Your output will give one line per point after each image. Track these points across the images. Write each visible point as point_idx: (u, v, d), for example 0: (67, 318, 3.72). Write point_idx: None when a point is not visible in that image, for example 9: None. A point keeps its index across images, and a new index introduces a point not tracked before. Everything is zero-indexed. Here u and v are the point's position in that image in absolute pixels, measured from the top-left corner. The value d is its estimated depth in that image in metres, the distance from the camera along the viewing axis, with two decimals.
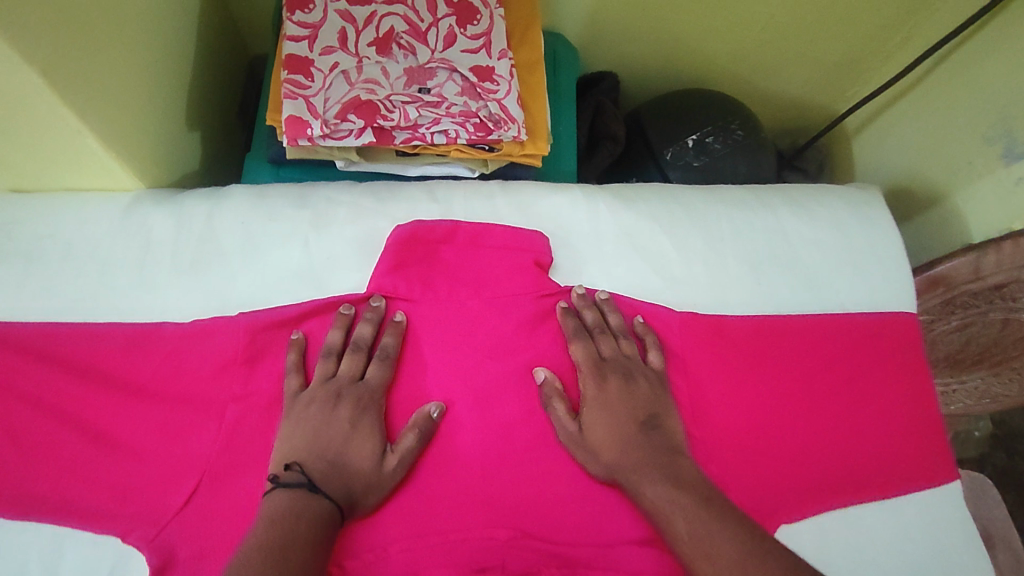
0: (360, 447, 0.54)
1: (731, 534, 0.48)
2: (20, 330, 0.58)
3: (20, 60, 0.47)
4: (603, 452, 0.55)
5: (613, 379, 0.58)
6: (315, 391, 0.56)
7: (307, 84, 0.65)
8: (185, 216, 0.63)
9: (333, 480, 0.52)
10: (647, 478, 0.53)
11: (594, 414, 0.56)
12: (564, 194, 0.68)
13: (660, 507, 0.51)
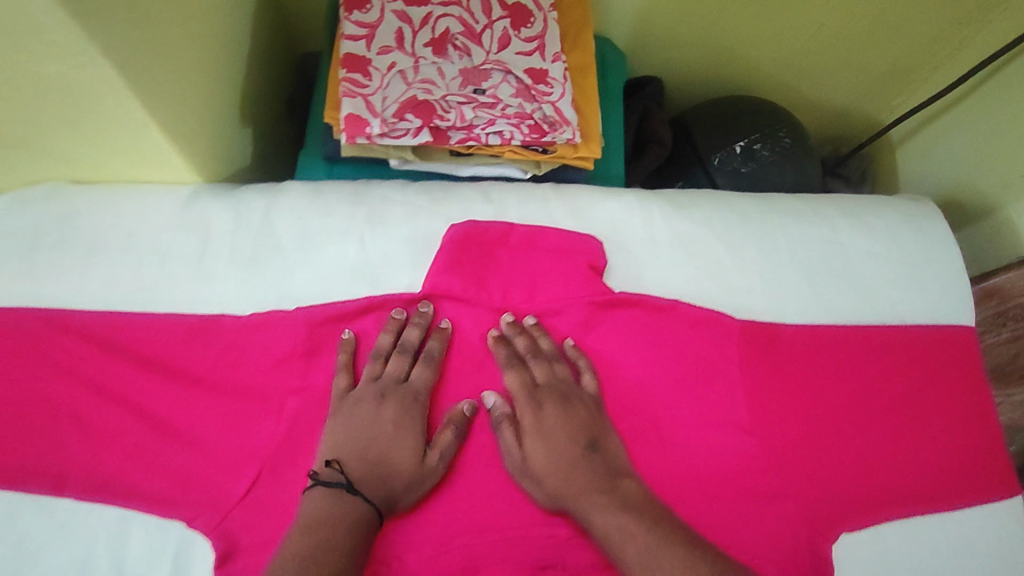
0: (401, 447, 0.55)
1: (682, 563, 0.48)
2: (85, 317, 0.59)
3: (98, 53, 0.49)
4: (544, 482, 0.54)
5: (550, 406, 0.57)
6: (360, 391, 0.57)
7: (365, 83, 0.65)
8: (243, 210, 0.64)
9: (371, 481, 0.53)
10: (593, 506, 0.52)
11: (533, 442, 0.56)
12: (619, 199, 0.68)
13: (613, 537, 0.51)
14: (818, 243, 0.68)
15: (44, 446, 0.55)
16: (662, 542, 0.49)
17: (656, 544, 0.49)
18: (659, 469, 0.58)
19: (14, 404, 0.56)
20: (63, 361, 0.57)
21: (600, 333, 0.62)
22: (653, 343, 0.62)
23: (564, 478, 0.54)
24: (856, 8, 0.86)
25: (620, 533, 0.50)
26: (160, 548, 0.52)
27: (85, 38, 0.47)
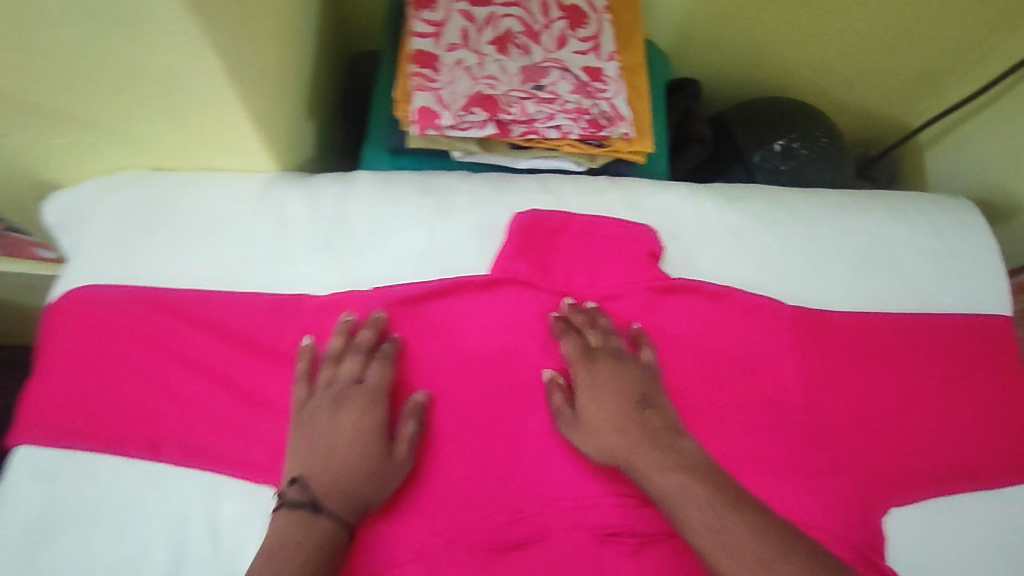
0: (363, 453, 0.56)
1: (739, 525, 0.49)
2: (176, 297, 0.64)
3: (209, 45, 0.52)
4: (600, 439, 0.57)
5: (607, 367, 0.60)
6: (318, 399, 0.58)
7: (435, 78, 0.69)
8: (318, 197, 0.68)
9: (333, 489, 0.54)
10: (648, 461, 0.54)
11: (591, 400, 0.59)
12: (672, 191, 0.72)
13: (669, 492, 0.52)
14: (864, 234, 0.72)
15: (146, 414, 0.61)
16: (720, 502, 0.51)
17: (714, 504, 0.51)
18: (716, 445, 0.61)
19: (118, 376, 0.62)
20: (160, 338, 0.63)
21: (657, 317, 0.66)
22: (707, 327, 0.66)
23: (620, 435, 0.56)
24: (890, 14, 0.89)
25: (677, 489, 0.52)
26: (251, 511, 0.58)
27: (200, 32, 0.51)
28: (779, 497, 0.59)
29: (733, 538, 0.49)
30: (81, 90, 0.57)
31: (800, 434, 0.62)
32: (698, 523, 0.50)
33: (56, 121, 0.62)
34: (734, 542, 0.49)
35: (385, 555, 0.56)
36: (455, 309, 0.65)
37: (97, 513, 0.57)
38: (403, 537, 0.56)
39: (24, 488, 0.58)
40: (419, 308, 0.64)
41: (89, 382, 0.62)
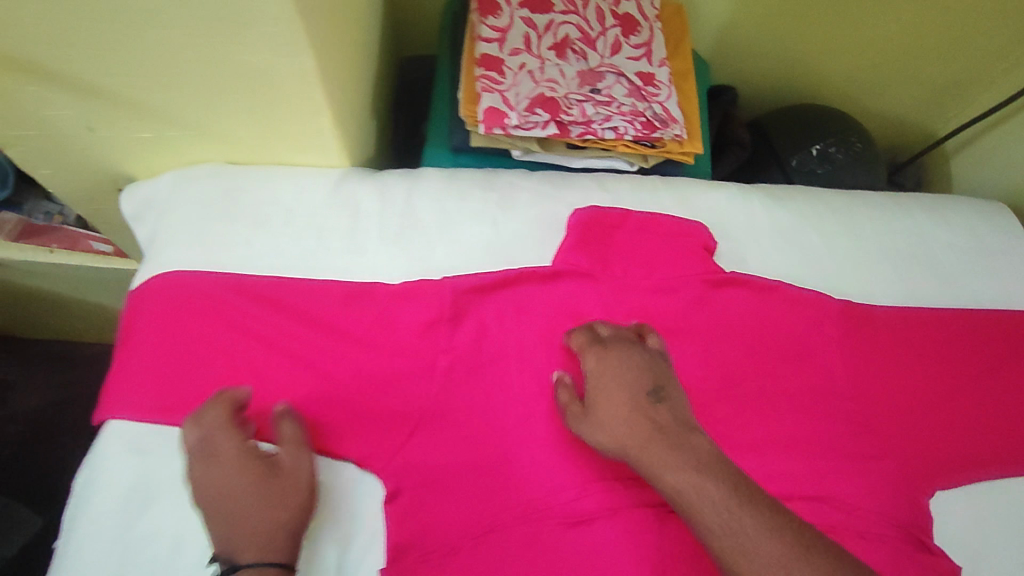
0: (269, 497, 0.55)
1: (756, 530, 0.47)
2: (256, 283, 0.68)
3: (305, 44, 0.56)
4: (611, 432, 0.56)
5: (620, 361, 0.60)
6: (199, 458, 0.56)
7: (500, 80, 0.73)
8: (388, 192, 0.72)
9: (252, 544, 0.53)
10: (659, 455, 0.52)
11: (603, 393, 0.58)
12: (722, 191, 0.76)
13: (678, 486, 0.50)
14: (903, 233, 0.76)
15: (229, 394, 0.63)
16: (735, 504, 0.48)
17: (730, 506, 0.48)
18: (769, 429, 0.64)
19: (202, 355, 0.65)
20: (240, 321, 0.66)
21: (712, 308, 0.69)
22: (759, 320, 0.69)
23: (631, 427, 0.55)
24: (921, 25, 0.93)
25: (689, 485, 0.50)
26: (334, 485, 0.61)
27: (300, 31, 0.55)
28: (829, 478, 0.62)
29: (752, 540, 0.47)
30: (178, 86, 0.62)
31: (848, 420, 0.66)
32: (714, 523, 0.48)
33: (152, 116, 0.67)
34: (752, 546, 0.46)
35: (463, 526, 0.60)
36: (520, 299, 0.68)
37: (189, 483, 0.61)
38: (477, 511, 0.60)
39: (117, 460, 0.61)
40: (486, 298, 0.68)
41: (173, 361, 0.65)
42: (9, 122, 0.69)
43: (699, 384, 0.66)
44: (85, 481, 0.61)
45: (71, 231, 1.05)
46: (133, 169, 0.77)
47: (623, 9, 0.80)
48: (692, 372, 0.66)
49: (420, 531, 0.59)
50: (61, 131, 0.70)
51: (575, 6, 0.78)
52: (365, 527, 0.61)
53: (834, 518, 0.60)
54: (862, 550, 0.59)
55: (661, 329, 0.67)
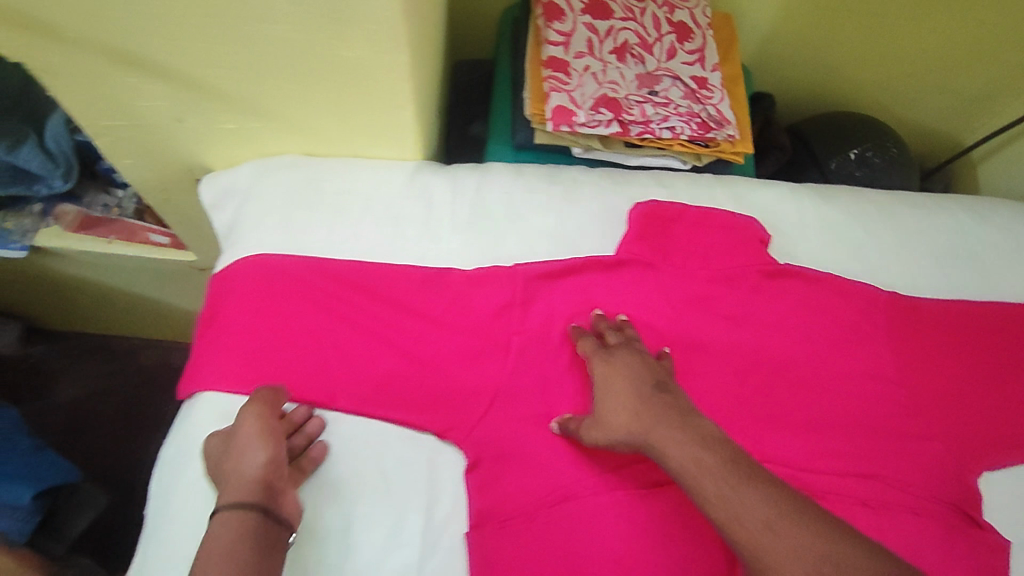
0: (245, 455, 0.59)
1: (747, 493, 0.50)
2: (338, 265, 0.71)
3: (405, 46, 0.61)
4: (617, 426, 0.59)
5: (624, 361, 0.63)
6: (210, 444, 0.62)
7: (567, 81, 0.77)
8: (460, 184, 0.77)
9: (233, 495, 0.57)
10: (659, 438, 0.56)
11: (609, 392, 0.62)
12: (773, 189, 0.80)
13: (681, 462, 0.53)
14: (944, 232, 0.81)
15: (315, 371, 0.67)
16: (728, 472, 0.51)
17: (724, 474, 0.51)
18: (825, 411, 0.68)
19: (289, 333, 0.68)
20: (322, 302, 0.70)
21: (767, 299, 0.72)
22: (813, 310, 0.72)
23: (635, 419, 0.58)
24: (956, 37, 0.98)
25: (687, 460, 0.53)
26: (417, 456, 0.65)
27: (403, 33, 0.59)
28: (882, 458, 0.66)
29: (742, 501, 0.49)
30: (275, 81, 0.66)
31: (899, 404, 0.69)
32: (709, 492, 0.51)
33: (243, 109, 0.71)
34: (743, 507, 0.49)
35: (536, 498, 0.63)
36: (586, 285, 0.72)
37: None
38: (551, 481, 0.64)
39: (214, 427, 0.65)
40: (554, 284, 0.72)
41: (262, 338, 0.68)
42: (101, 113, 0.72)
43: (756, 367, 0.70)
44: (185, 448, 0.66)
45: (128, 223, 1.09)
46: (211, 161, 0.81)
47: (677, 17, 0.85)
48: (750, 356, 0.70)
49: (497, 500, 0.63)
50: (149, 122, 0.73)
51: (633, 14, 0.83)
52: (446, 495, 0.64)
53: (888, 494, 0.64)
54: (915, 524, 0.63)
55: (720, 316, 0.71)
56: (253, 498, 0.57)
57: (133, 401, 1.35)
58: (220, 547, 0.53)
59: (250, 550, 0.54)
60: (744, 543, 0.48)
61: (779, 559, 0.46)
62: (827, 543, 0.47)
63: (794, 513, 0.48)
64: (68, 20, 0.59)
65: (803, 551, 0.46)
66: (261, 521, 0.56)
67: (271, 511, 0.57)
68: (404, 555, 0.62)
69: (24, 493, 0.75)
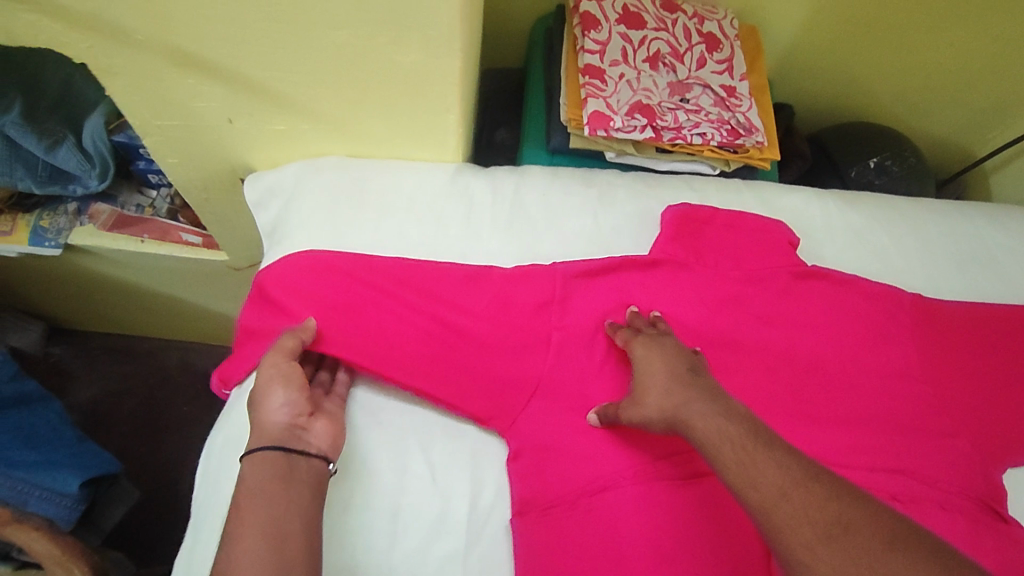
0: (269, 398, 0.61)
1: (764, 462, 0.51)
2: (381, 262, 0.72)
3: (458, 49, 0.64)
4: (651, 405, 0.61)
5: (659, 346, 0.66)
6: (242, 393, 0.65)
7: (603, 87, 0.80)
8: (500, 185, 0.80)
9: (261, 438, 0.60)
10: (689, 415, 0.57)
11: (645, 373, 0.64)
12: (800, 194, 0.83)
13: (707, 435, 0.55)
14: (964, 237, 0.84)
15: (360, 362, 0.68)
16: (749, 444, 0.53)
17: (747, 447, 0.53)
18: (856, 407, 0.70)
19: (331, 326, 0.68)
20: (367, 293, 0.70)
21: (797, 299, 0.75)
22: (842, 310, 0.75)
23: (668, 396, 0.60)
24: (970, 51, 1.02)
25: (712, 435, 0.55)
26: (461, 446, 0.68)
27: (458, 38, 0.63)
28: (911, 453, 0.68)
29: (760, 469, 0.51)
30: (329, 83, 0.69)
31: (927, 401, 0.71)
32: (731, 462, 0.52)
33: (294, 111, 0.73)
34: (759, 474, 0.50)
35: (578, 487, 0.64)
36: (622, 284, 0.74)
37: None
38: (593, 471, 0.65)
39: None
40: (592, 282, 0.74)
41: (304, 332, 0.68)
42: (153, 116, 0.74)
43: (789, 365, 0.72)
44: (236, 436, 0.68)
45: (162, 223, 1.09)
46: (254, 163, 0.83)
47: (706, 28, 0.88)
48: (782, 353, 0.72)
49: (540, 488, 0.65)
50: (199, 124, 0.75)
51: (665, 24, 0.86)
52: (489, 484, 0.67)
53: (918, 489, 0.66)
54: (944, 518, 0.65)
55: (754, 315, 0.74)
56: (278, 438, 0.59)
57: (152, 401, 1.36)
58: (251, 484, 0.56)
59: (278, 484, 0.57)
60: (757, 506, 0.49)
61: (789, 521, 0.47)
62: (838, 508, 0.47)
63: (808, 479, 0.49)
64: (137, 23, 0.61)
65: (812, 514, 0.47)
66: (285, 457, 0.58)
67: (295, 447, 0.59)
68: (448, 542, 0.64)
69: (73, 481, 0.81)
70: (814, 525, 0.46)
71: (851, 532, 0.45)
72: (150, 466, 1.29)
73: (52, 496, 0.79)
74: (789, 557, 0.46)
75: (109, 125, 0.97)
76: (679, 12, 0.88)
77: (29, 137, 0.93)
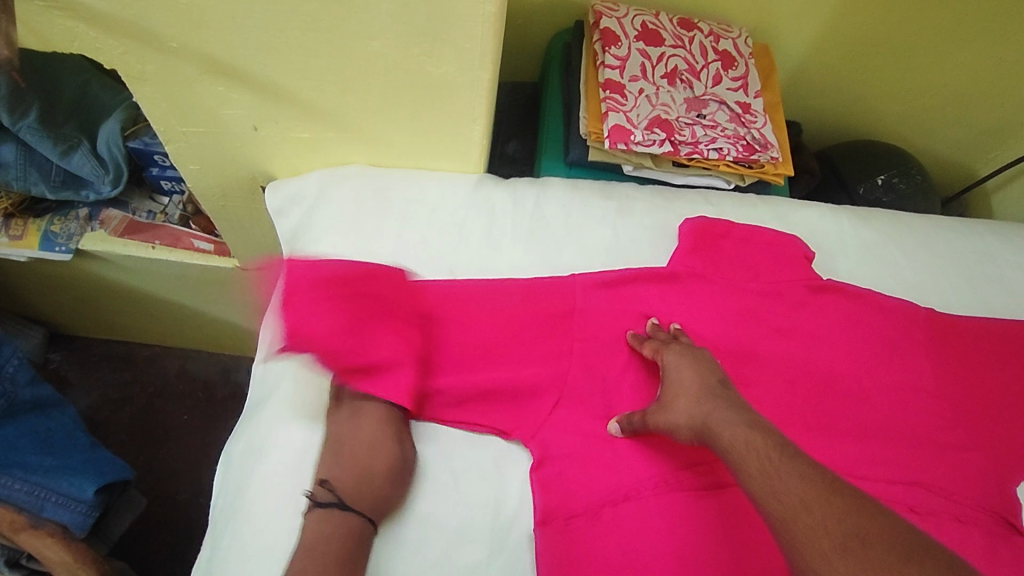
0: (382, 462, 0.63)
1: (784, 472, 0.51)
2: (402, 282, 0.70)
3: (491, 58, 0.66)
4: (681, 415, 0.62)
5: (689, 358, 0.67)
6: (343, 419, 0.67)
7: (624, 102, 0.82)
8: (520, 196, 0.81)
9: (360, 497, 0.62)
10: (716, 427, 0.58)
11: (676, 382, 0.64)
12: (814, 210, 0.85)
13: (735, 445, 0.56)
14: (973, 254, 0.86)
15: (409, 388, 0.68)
16: (772, 453, 0.53)
17: (770, 456, 0.53)
18: (871, 420, 0.71)
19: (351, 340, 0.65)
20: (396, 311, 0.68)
21: (815, 311, 0.76)
22: (858, 323, 0.76)
23: (699, 408, 0.61)
24: (976, 72, 1.05)
25: (737, 445, 0.56)
26: (483, 456, 0.67)
27: (490, 47, 0.65)
28: (928, 466, 0.69)
29: (781, 478, 0.51)
30: (359, 92, 0.70)
31: (942, 415, 0.72)
32: (754, 471, 0.53)
33: (319, 119, 0.74)
34: (780, 482, 0.51)
35: (597, 497, 0.63)
36: (641, 295, 0.74)
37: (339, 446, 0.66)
38: (614, 480, 0.64)
39: (293, 428, 0.67)
40: (613, 292, 0.74)
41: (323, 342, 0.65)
42: (179, 122, 0.74)
43: (806, 377, 0.73)
44: (257, 444, 0.67)
45: (174, 230, 1.09)
46: (275, 170, 0.83)
47: (721, 46, 0.90)
48: (801, 365, 0.73)
49: (561, 498, 0.64)
50: (224, 131, 0.76)
51: (682, 42, 0.88)
52: (513, 494, 0.66)
53: (934, 502, 0.67)
54: (960, 531, 0.66)
55: (772, 327, 0.74)
56: (371, 504, 0.62)
57: (152, 410, 1.35)
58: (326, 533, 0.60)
59: (348, 542, 0.60)
60: (777, 513, 0.49)
61: (807, 531, 0.47)
62: (856, 520, 0.47)
63: (829, 490, 0.49)
64: (174, 29, 0.62)
65: (830, 523, 0.47)
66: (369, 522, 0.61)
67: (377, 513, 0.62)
68: (473, 552, 0.63)
69: (88, 487, 0.83)
70: (832, 534, 0.46)
71: (870, 542, 0.45)
72: (151, 476, 1.28)
73: (68, 502, 0.82)
74: (805, 564, 0.46)
75: (123, 132, 0.97)
76: (695, 31, 0.90)
77: (44, 142, 0.93)
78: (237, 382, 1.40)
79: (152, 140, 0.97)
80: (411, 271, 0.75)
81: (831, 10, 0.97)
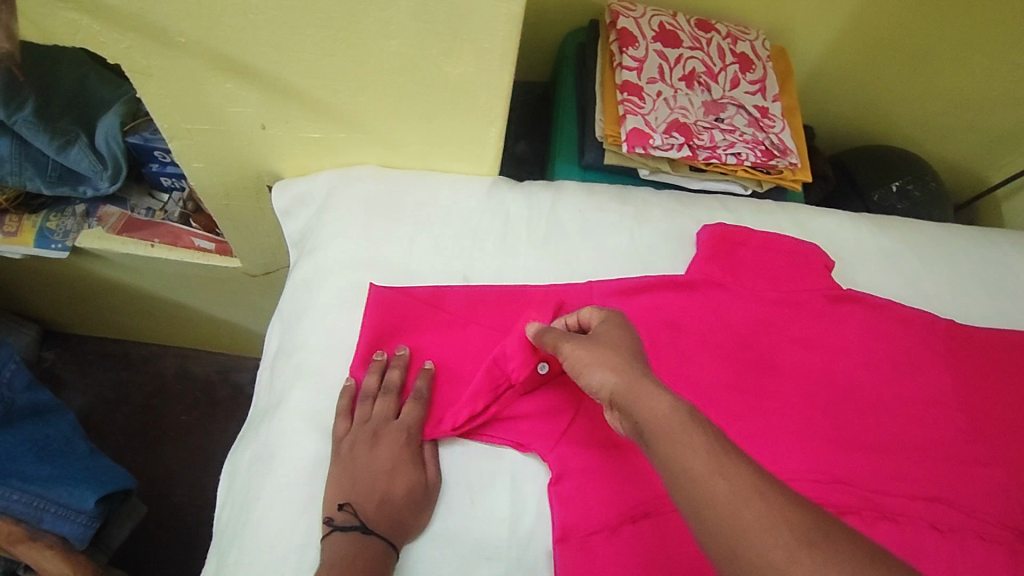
0: (405, 484, 0.62)
1: (688, 441, 0.46)
2: (420, 290, 0.71)
3: (511, 61, 0.64)
4: (595, 360, 0.56)
5: (624, 333, 0.59)
6: (356, 434, 0.64)
7: (641, 104, 0.81)
8: (535, 200, 0.79)
9: (382, 520, 0.60)
10: (631, 377, 0.53)
11: (602, 343, 0.57)
12: (832, 217, 0.84)
13: (660, 419, 0.48)
14: (991, 264, 0.85)
15: (418, 395, 0.66)
16: (683, 416, 0.48)
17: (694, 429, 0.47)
18: (893, 434, 0.70)
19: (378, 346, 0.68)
20: (421, 321, 0.70)
21: (836, 320, 0.74)
22: (879, 334, 0.74)
23: (617, 356, 0.55)
24: (991, 78, 1.04)
25: (646, 399, 0.50)
26: (500, 470, 0.65)
27: (510, 49, 0.63)
28: (951, 481, 0.68)
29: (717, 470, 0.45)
30: (372, 92, 0.68)
31: (966, 429, 0.71)
32: (659, 429, 0.48)
33: (331, 119, 0.72)
34: (684, 453, 0.46)
35: (615, 513, 0.62)
36: (660, 303, 0.72)
37: (343, 459, 0.63)
38: (635, 494, 0.63)
39: (303, 439, 0.65)
40: (631, 300, 0.72)
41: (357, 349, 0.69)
42: (185, 120, 0.72)
43: (826, 389, 0.71)
44: (265, 456, 0.65)
45: (174, 227, 1.06)
46: (283, 170, 0.81)
47: (739, 48, 0.89)
48: (821, 377, 0.72)
49: (579, 515, 0.62)
50: (232, 129, 0.73)
51: (700, 44, 0.87)
52: (530, 509, 0.64)
53: (957, 518, 0.66)
54: (984, 548, 0.65)
55: (792, 337, 0.73)
56: (394, 527, 0.60)
57: (147, 411, 1.32)
58: (348, 557, 0.57)
59: (371, 566, 0.57)
60: (686, 490, 0.45)
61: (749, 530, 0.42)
62: (784, 520, 0.42)
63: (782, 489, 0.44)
64: (185, 24, 0.59)
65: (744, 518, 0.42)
66: (392, 547, 0.59)
67: (401, 536, 0.60)
68: (490, 569, 0.61)
69: (89, 497, 0.83)
70: (753, 533, 0.42)
71: (801, 549, 0.41)
72: (147, 477, 1.25)
73: (67, 513, 0.81)
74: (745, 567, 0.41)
75: (123, 126, 0.93)
76: (713, 33, 0.89)
77: (42, 135, 0.90)
78: (236, 383, 1.37)
79: (153, 136, 0.94)
80: (424, 276, 0.73)
81: (848, 13, 0.96)
